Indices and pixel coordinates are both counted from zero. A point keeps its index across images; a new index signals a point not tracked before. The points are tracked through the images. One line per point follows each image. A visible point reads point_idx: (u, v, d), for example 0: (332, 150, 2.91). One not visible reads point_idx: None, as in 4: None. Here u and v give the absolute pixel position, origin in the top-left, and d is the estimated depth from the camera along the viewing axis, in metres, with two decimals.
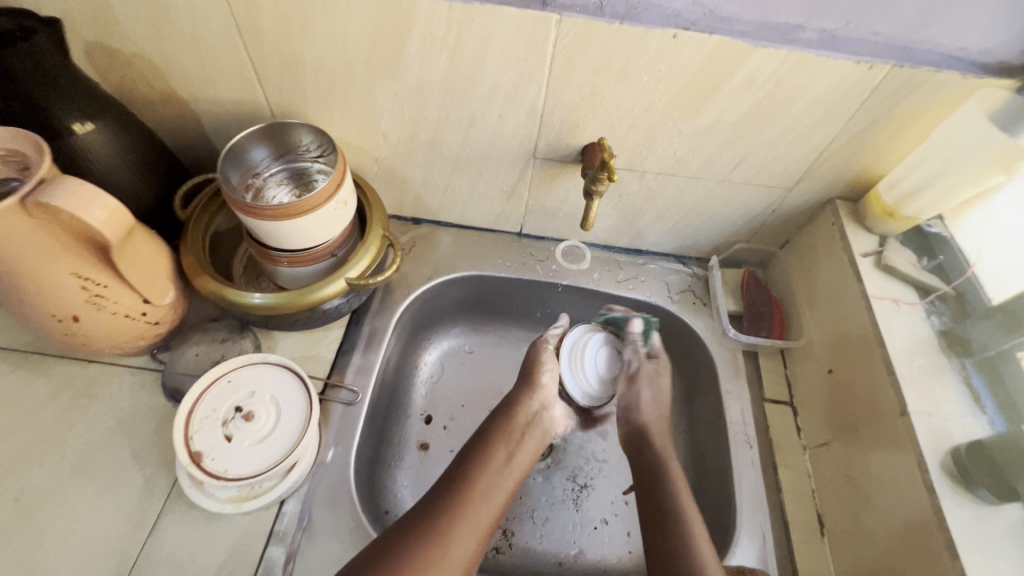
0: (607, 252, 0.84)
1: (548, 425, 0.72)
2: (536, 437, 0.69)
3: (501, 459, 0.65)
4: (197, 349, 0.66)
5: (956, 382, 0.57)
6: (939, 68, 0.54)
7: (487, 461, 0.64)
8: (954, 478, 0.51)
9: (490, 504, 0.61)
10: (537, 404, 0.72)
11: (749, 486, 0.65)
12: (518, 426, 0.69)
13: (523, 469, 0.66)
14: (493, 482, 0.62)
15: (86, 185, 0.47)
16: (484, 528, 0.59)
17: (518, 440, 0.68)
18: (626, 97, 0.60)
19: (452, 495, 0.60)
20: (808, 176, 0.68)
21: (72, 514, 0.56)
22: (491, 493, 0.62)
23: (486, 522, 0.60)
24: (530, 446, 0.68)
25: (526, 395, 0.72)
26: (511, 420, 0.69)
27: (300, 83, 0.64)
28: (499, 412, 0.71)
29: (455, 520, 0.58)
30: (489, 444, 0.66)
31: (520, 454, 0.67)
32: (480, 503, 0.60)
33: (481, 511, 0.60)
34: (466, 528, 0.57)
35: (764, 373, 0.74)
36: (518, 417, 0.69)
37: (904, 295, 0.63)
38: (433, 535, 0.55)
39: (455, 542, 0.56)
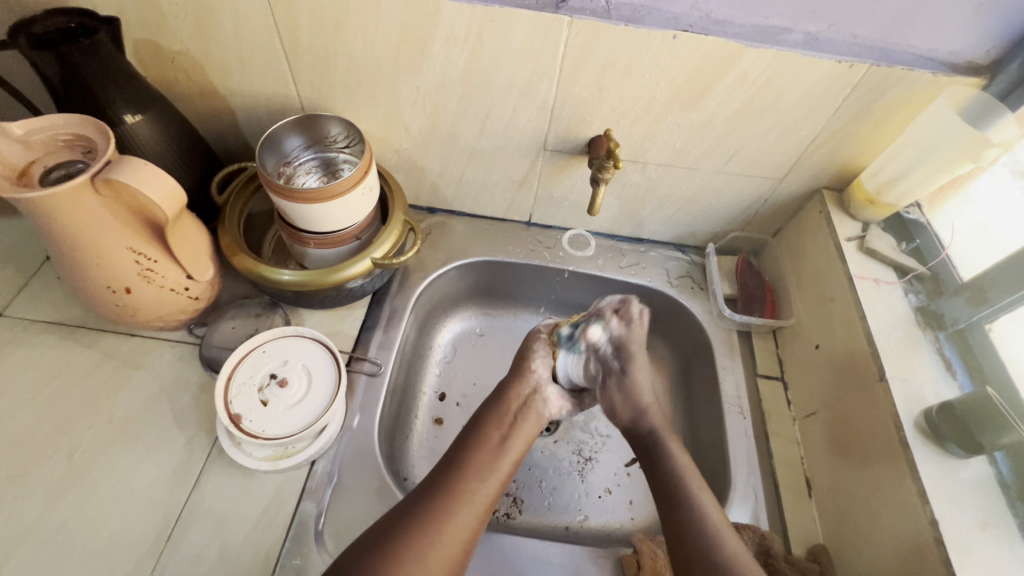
0: (610, 240, 0.90)
1: (545, 408, 0.70)
2: (532, 420, 0.68)
3: (495, 444, 0.65)
4: (233, 323, 0.72)
5: (930, 353, 0.62)
6: (913, 67, 0.60)
7: (483, 444, 0.64)
8: (927, 436, 0.56)
9: (487, 486, 0.61)
10: (532, 386, 0.70)
11: (743, 452, 0.70)
12: (512, 409, 0.68)
13: (520, 451, 0.66)
14: (489, 464, 0.63)
15: (146, 165, 0.52)
16: (482, 507, 0.60)
17: (512, 424, 0.67)
18: (631, 92, 0.66)
19: (450, 476, 0.61)
20: (797, 168, 0.74)
21: (120, 470, 0.61)
22: (488, 475, 0.62)
23: (485, 502, 0.60)
24: (527, 429, 0.67)
25: (519, 378, 0.71)
26: (505, 404, 0.68)
27: (331, 79, 0.69)
28: (493, 396, 0.70)
29: (454, 500, 0.58)
30: (485, 426, 0.66)
31: (516, 437, 0.66)
32: (477, 483, 0.61)
33: (478, 492, 0.60)
34: (464, 507, 0.58)
35: (757, 351, 0.79)
36: (511, 399, 0.69)
37: (885, 275, 0.68)
38: (432, 513, 0.57)
39: (453, 521, 0.57)
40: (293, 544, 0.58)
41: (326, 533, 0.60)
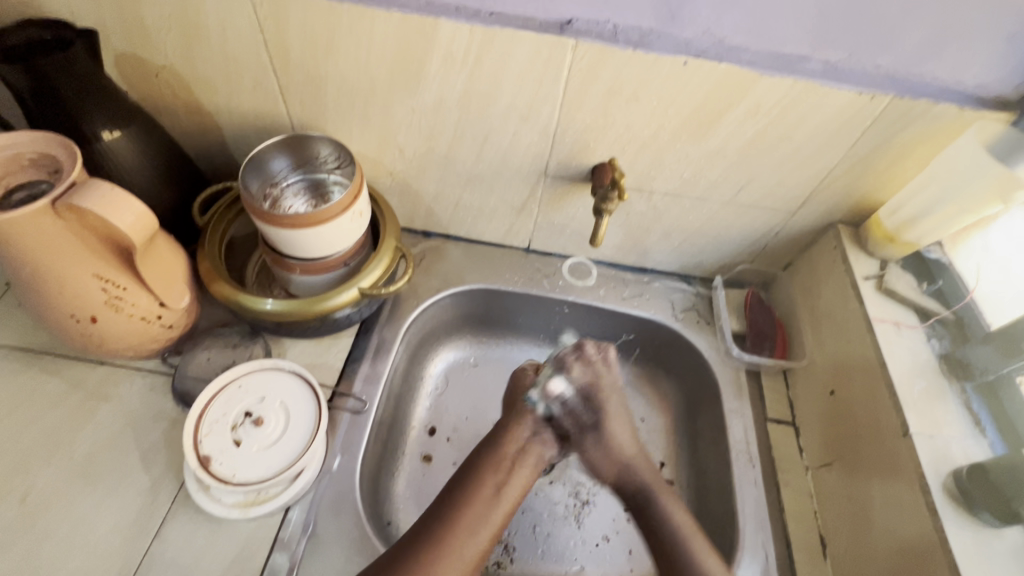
0: (613, 269, 0.86)
1: (543, 449, 0.65)
2: (529, 466, 0.64)
3: (488, 492, 0.59)
4: (208, 354, 0.67)
5: (956, 405, 0.58)
6: (938, 100, 0.56)
7: (474, 493, 0.59)
8: (956, 500, 0.52)
9: (477, 540, 0.56)
10: (530, 430, 0.65)
11: (752, 505, 0.65)
12: (508, 455, 0.63)
13: (514, 500, 0.61)
14: (481, 517, 0.58)
15: (115, 190, 0.48)
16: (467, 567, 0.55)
17: (509, 471, 0.62)
18: (637, 119, 0.63)
19: (434, 529, 0.56)
20: (810, 201, 0.70)
21: (77, 515, 0.56)
22: (478, 529, 0.57)
23: (472, 560, 0.55)
24: (523, 477, 0.62)
25: (516, 423, 0.66)
26: (500, 449, 0.63)
27: (323, 98, 0.66)
28: (489, 438, 0.65)
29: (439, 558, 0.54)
30: (478, 474, 0.61)
31: (511, 486, 0.61)
32: (464, 538, 0.56)
33: (466, 548, 0.55)
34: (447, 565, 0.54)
35: (766, 393, 0.75)
36: (508, 446, 0.64)
37: (906, 319, 0.64)
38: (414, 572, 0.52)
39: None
40: None
41: None
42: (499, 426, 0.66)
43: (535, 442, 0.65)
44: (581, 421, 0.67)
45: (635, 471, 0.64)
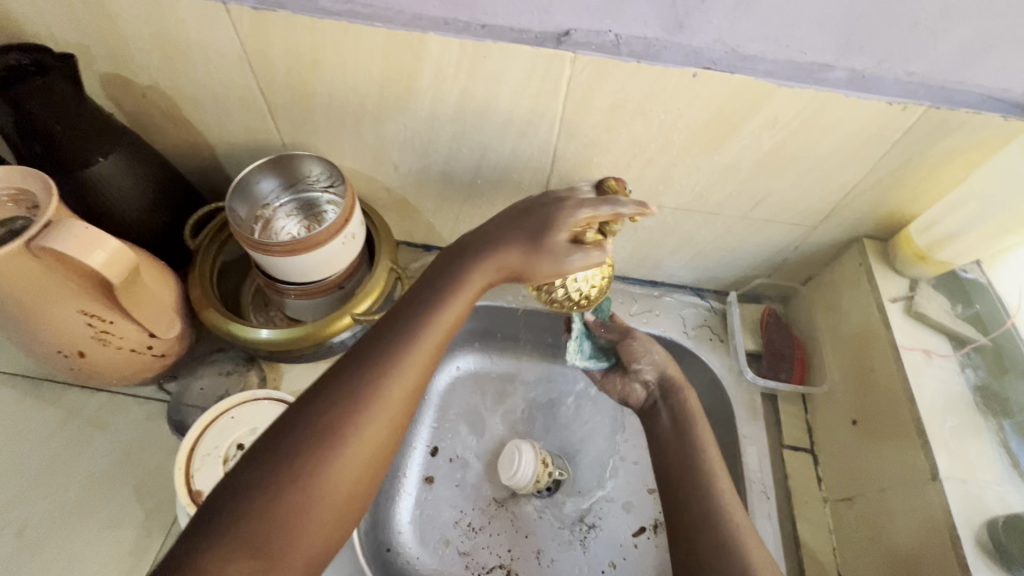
0: (621, 283, 0.82)
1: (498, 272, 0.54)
2: (472, 292, 0.53)
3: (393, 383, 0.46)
4: (202, 383, 0.65)
5: (989, 440, 0.54)
6: (979, 111, 0.50)
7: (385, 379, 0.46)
8: (989, 554, 0.48)
9: (370, 435, 0.44)
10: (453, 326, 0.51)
11: (765, 541, 0.61)
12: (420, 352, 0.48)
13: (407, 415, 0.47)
14: (376, 418, 0.44)
15: (89, 229, 0.47)
16: (358, 476, 0.43)
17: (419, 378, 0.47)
18: (643, 134, 0.58)
19: (318, 422, 0.43)
20: (834, 215, 0.65)
21: (76, 548, 0.56)
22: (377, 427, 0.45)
23: (375, 459, 0.44)
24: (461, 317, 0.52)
25: (433, 297, 0.51)
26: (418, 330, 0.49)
27: (312, 115, 0.63)
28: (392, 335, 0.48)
29: (322, 461, 0.42)
30: (409, 345, 0.48)
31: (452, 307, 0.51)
32: (370, 416, 0.44)
33: (370, 441, 0.44)
34: (349, 446, 0.43)
35: (783, 418, 0.70)
36: (427, 331, 0.49)
37: (937, 346, 0.60)
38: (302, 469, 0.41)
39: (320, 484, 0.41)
40: None
41: None
42: (417, 298, 0.51)
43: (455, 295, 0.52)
44: (663, 377, 0.66)
45: (683, 394, 0.64)
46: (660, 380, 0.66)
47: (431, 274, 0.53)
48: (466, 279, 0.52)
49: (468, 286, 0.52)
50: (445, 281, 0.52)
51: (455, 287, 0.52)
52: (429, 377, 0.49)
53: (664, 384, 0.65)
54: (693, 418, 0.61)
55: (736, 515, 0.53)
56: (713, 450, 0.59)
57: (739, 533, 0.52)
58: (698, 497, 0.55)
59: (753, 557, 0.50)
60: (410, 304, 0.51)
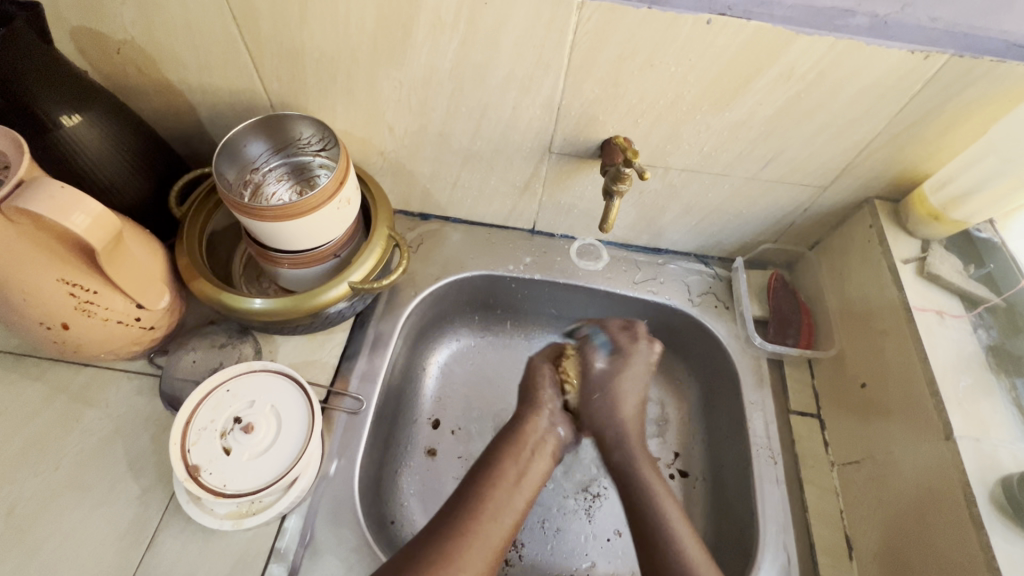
0: (624, 250, 0.80)
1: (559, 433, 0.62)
2: (546, 457, 0.60)
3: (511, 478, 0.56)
4: (194, 354, 0.63)
5: (1002, 400, 0.54)
6: (1004, 58, 0.48)
7: (498, 482, 0.55)
8: (1004, 512, 0.47)
9: (499, 529, 0.52)
10: (547, 420, 0.62)
11: (774, 505, 0.61)
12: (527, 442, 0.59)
13: (535, 488, 0.57)
14: (499, 511, 0.53)
15: (67, 189, 0.44)
16: (494, 553, 0.51)
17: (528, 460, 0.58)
18: (652, 88, 0.55)
19: (452, 526, 0.51)
20: (845, 175, 0.63)
21: (68, 526, 0.54)
22: (501, 517, 0.53)
23: (497, 546, 0.51)
24: (542, 467, 0.59)
25: (514, 455, 0.58)
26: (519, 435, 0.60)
27: (301, 72, 0.59)
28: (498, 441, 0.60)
29: (461, 551, 0.49)
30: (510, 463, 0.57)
31: (532, 473, 0.58)
32: (492, 519, 0.52)
33: (490, 535, 0.51)
34: (477, 551, 0.50)
35: (790, 384, 0.70)
36: (507, 467, 0.57)
37: (950, 307, 0.59)
38: (444, 564, 0.48)
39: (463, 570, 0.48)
40: None
41: None
42: (493, 448, 0.59)
43: (538, 455, 0.59)
44: (597, 378, 0.64)
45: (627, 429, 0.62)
46: (611, 381, 0.64)
47: (500, 437, 0.60)
48: (541, 434, 0.61)
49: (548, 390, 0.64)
50: (511, 436, 0.60)
51: (526, 466, 0.58)
52: (537, 481, 0.58)
53: (597, 385, 0.64)
54: (642, 467, 0.59)
55: (681, 530, 0.53)
56: (664, 493, 0.57)
57: (675, 534, 0.53)
58: (644, 508, 0.56)
59: (683, 537, 0.53)
60: (488, 453, 0.58)
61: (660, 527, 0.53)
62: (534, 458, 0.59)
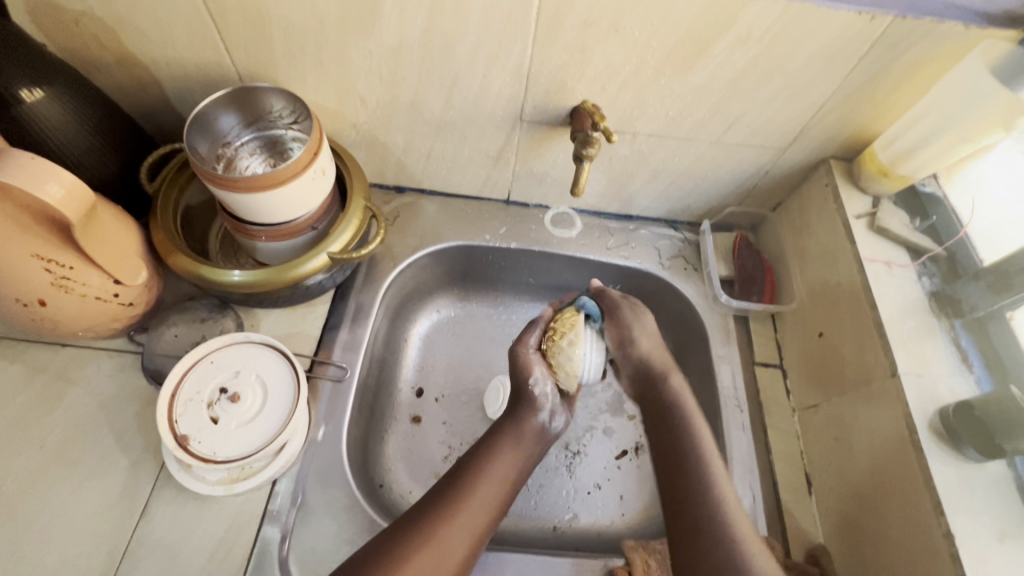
0: (597, 218, 0.82)
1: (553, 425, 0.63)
2: (540, 445, 0.61)
3: (507, 463, 0.58)
4: (176, 330, 0.64)
5: (942, 339, 0.58)
6: (942, 19, 0.52)
7: (494, 461, 0.57)
8: (942, 439, 0.52)
9: (490, 509, 0.54)
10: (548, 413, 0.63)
11: (740, 449, 0.65)
12: (528, 430, 0.61)
13: (526, 473, 0.59)
14: (492, 490, 0.55)
15: (37, 161, 0.45)
16: (481, 531, 0.53)
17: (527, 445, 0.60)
18: (618, 53, 0.57)
19: (441, 505, 0.53)
20: (802, 137, 0.66)
21: (58, 501, 0.55)
22: (493, 497, 0.55)
23: (484, 526, 0.53)
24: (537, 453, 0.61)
25: (513, 438, 0.60)
26: (520, 423, 0.61)
27: (269, 43, 0.59)
28: (502, 420, 0.62)
29: (447, 529, 0.51)
30: (501, 445, 0.59)
31: (526, 458, 0.59)
32: (481, 502, 0.54)
33: (479, 517, 0.53)
34: (462, 531, 0.52)
35: (754, 338, 0.74)
36: (505, 453, 0.58)
37: (897, 257, 0.63)
38: (428, 540, 0.50)
39: (447, 547, 0.50)
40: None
41: (291, 560, 0.55)
42: (490, 433, 0.61)
43: (535, 441, 0.61)
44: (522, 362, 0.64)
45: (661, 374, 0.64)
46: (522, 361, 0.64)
47: (495, 426, 0.62)
48: (541, 426, 0.62)
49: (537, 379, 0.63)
50: (514, 419, 0.61)
51: (523, 451, 0.59)
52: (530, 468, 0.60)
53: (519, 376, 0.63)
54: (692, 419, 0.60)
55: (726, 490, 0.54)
56: (720, 468, 0.56)
57: (727, 513, 0.52)
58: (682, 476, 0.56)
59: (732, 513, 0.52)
60: (486, 439, 0.60)
61: (704, 486, 0.54)
62: (532, 444, 0.60)
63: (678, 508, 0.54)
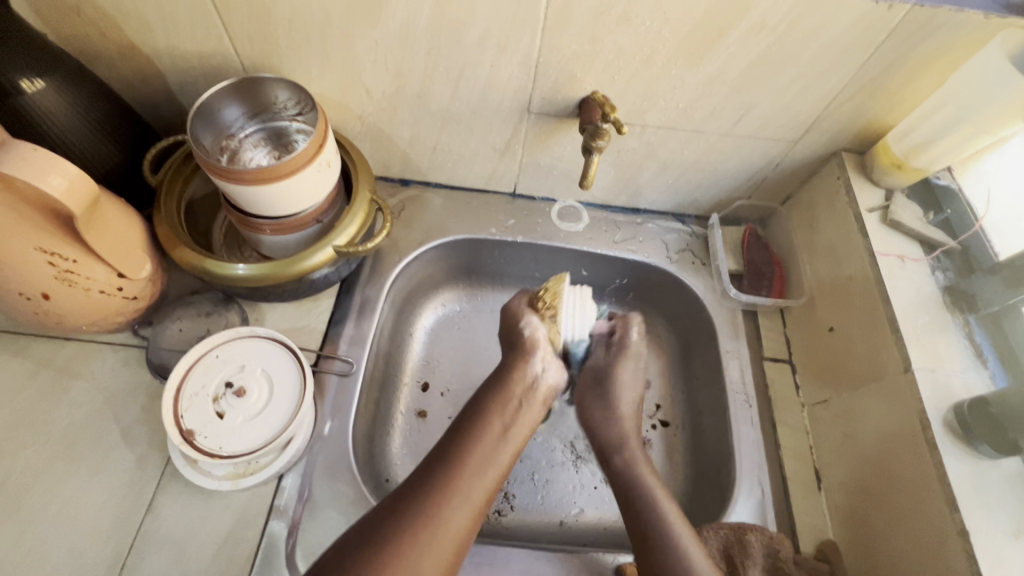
0: (604, 211, 0.81)
1: (552, 381, 0.61)
2: (536, 407, 0.59)
3: (495, 433, 0.55)
4: (180, 324, 0.63)
5: (956, 334, 0.57)
6: (962, 7, 0.51)
7: (482, 433, 0.55)
8: (955, 434, 0.52)
9: (483, 485, 0.52)
10: (538, 366, 0.60)
11: (749, 444, 0.65)
12: (515, 394, 0.58)
13: (521, 440, 0.57)
14: (484, 463, 0.53)
15: (40, 152, 0.45)
16: (475, 510, 0.51)
17: (516, 411, 0.58)
18: (628, 43, 0.56)
19: (433, 485, 0.50)
20: (814, 129, 0.65)
21: (64, 495, 0.55)
22: (484, 472, 0.53)
23: (479, 503, 0.51)
24: (531, 418, 0.58)
25: (501, 407, 0.57)
26: (506, 388, 0.58)
27: (274, 32, 0.58)
28: (488, 385, 0.60)
29: (440, 508, 0.49)
30: (485, 415, 0.56)
31: (519, 425, 0.57)
32: (473, 478, 0.52)
33: (473, 493, 0.51)
34: (457, 509, 0.50)
35: (763, 333, 0.73)
36: (491, 423, 0.56)
37: (910, 252, 0.62)
38: (423, 522, 0.48)
39: (443, 527, 0.48)
40: (261, 570, 0.53)
41: (298, 555, 0.55)
42: (477, 404, 0.58)
43: (528, 405, 0.59)
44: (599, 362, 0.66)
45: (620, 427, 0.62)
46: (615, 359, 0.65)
47: (482, 392, 0.59)
48: (530, 384, 0.59)
49: (527, 327, 0.62)
50: (499, 383, 0.59)
51: (513, 418, 0.57)
52: (524, 433, 0.57)
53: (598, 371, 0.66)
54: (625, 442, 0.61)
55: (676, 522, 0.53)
56: (652, 476, 0.58)
57: (664, 514, 0.54)
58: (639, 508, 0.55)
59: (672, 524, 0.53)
60: (469, 408, 0.58)
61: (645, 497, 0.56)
62: (523, 409, 0.58)
63: (633, 514, 0.55)
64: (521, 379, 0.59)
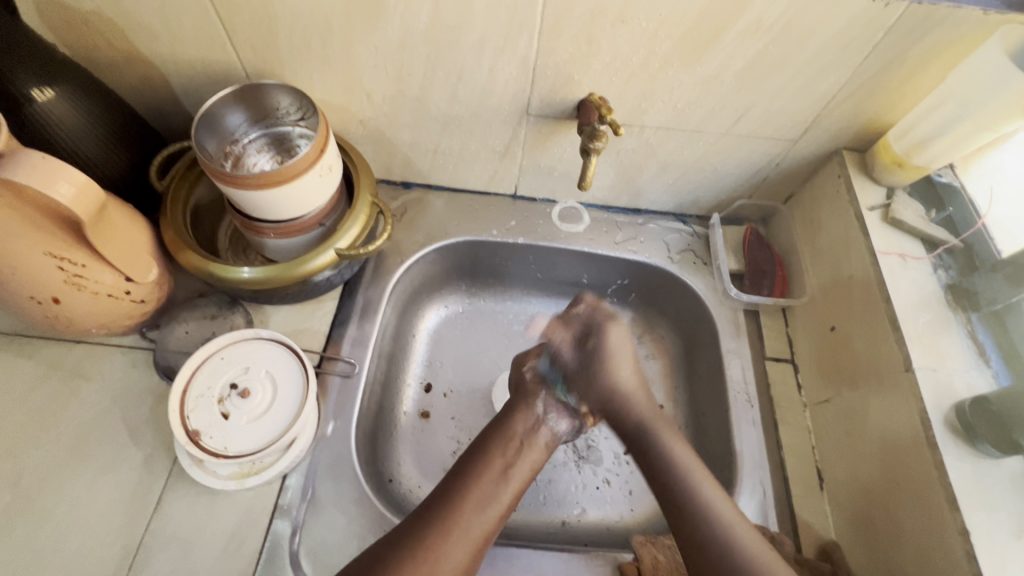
0: (605, 212, 0.81)
1: (554, 430, 0.60)
2: (538, 450, 0.58)
3: (496, 471, 0.55)
4: (185, 327, 0.65)
5: (958, 333, 0.57)
6: (960, 4, 0.50)
7: (482, 471, 0.55)
8: (956, 433, 0.51)
9: (483, 521, 0.52)
10: (540, 408, 0.61)
11: (751, 444, 0.65)
12: (517, 434, 0.58)
13: (522, 481, 0.56)
14: (483, 503, 0.53)
15: (49, 159, 0.46)
16: (477, 544, 0.51)
17: (518, 450, 0.57)
18: (624, 45, 0.57)
19: (433, 521, 0.50)
20: (814, 127, 0.65)
21: (75, 494, 0.56)
22: (484, 510, 0.52)
23: (480, 539, 0.51)
24: (534, 458, 0.58)
25: (502, 444, 0.57)
26: (507, 429, 0.58)
27: (274, 39, 0.59)
28: (493, 422, 0.60)
29: (440, 542, 0.49)
30: (485, 453, 0.56)
31: (520, 465, 0.56)
32: (472, 514, 0.52)
33: (472, 528, 0.51)
34: (458, 544, 0.50)
35: (765, 332, 0.73)
36: (492, 460, 0.56)
37: (911, 250, 0.62)
38: (422, 555, 0.48)
39: (443, 562, 0.48)
40: (265, 568, 0.54)
41: (302, 553, 0.56)
42: (477, 446, 0.57)
43: (530, 446, 0.58)
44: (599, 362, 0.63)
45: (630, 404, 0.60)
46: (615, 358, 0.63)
47: (487, 427, 0.59)
48: (529, 426, 0.59)
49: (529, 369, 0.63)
50: (502, 422, 0.59)
51: (514, 457, 0.57)
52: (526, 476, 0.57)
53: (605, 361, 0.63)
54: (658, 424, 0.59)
55: (736, 529, 0.50)
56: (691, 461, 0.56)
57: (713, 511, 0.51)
58: (674, 484, 0.54)
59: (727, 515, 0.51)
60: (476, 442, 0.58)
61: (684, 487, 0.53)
62: (524, 449, 0.57)
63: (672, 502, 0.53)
64: (525, 420, 0.59)
